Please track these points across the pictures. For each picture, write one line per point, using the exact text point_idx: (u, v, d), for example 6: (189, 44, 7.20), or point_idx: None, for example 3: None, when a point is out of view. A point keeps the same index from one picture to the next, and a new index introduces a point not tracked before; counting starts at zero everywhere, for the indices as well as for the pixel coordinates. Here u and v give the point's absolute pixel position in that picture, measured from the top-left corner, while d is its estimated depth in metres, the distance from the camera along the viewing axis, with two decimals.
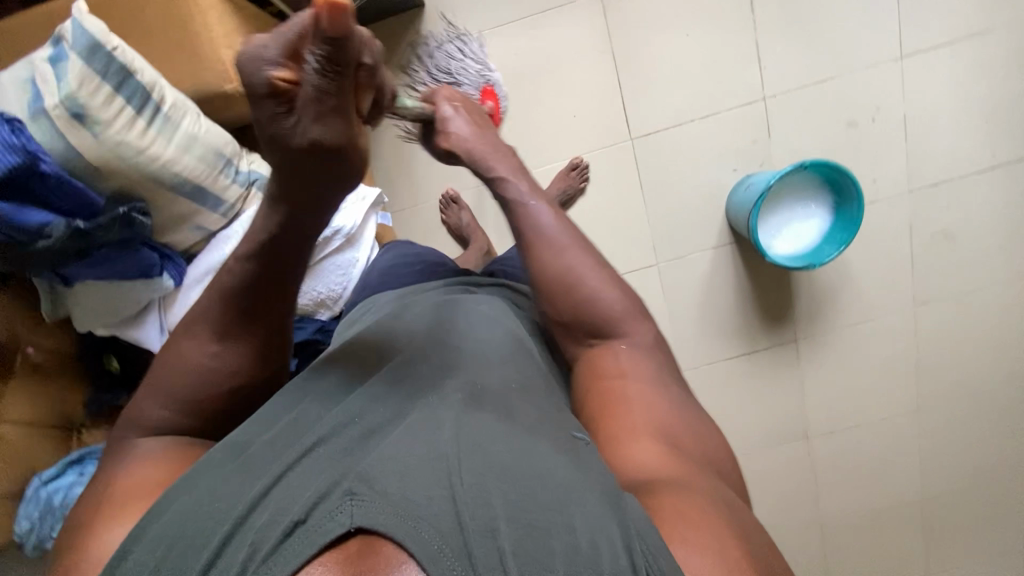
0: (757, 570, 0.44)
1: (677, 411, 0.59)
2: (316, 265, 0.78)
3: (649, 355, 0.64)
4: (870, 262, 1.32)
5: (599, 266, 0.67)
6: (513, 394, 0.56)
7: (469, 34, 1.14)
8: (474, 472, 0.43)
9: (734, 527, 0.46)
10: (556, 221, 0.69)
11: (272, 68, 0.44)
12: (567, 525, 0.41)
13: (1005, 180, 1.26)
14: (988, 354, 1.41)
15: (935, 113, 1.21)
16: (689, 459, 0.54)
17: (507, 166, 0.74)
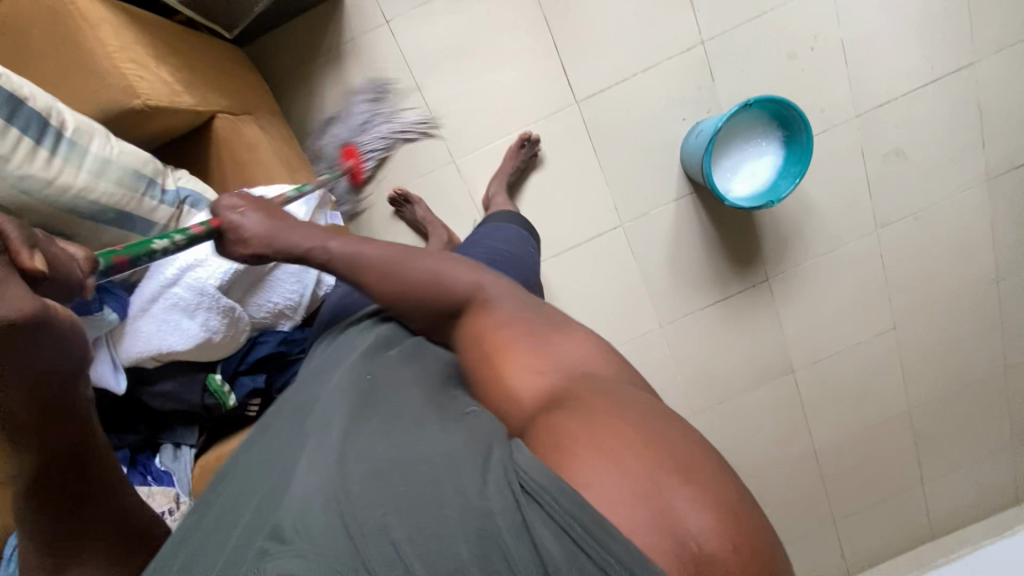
0: (650, 445, 0.48)
1: (559, 342, 0.61)
2: (267, 276, 0.75)
3: (506, 302, 0.66)
4: (829, 192, 1.33)
5: (437, 256, 0.69)
6: (394, 397, 0.58)
7: (394, 17, 1.09)
8: (364, 486, 0.45)
9: (610, 419, 0.50)
10: (383, 248, 0.68)
11: None
12: (456, 494, 0.45)
13: (946, 91, 1.28)
14: (951, 263, 1.44)
15: (870, 36, 1.21)
16: (565, 377, 0.56)
17: (307, 233, 0.68)
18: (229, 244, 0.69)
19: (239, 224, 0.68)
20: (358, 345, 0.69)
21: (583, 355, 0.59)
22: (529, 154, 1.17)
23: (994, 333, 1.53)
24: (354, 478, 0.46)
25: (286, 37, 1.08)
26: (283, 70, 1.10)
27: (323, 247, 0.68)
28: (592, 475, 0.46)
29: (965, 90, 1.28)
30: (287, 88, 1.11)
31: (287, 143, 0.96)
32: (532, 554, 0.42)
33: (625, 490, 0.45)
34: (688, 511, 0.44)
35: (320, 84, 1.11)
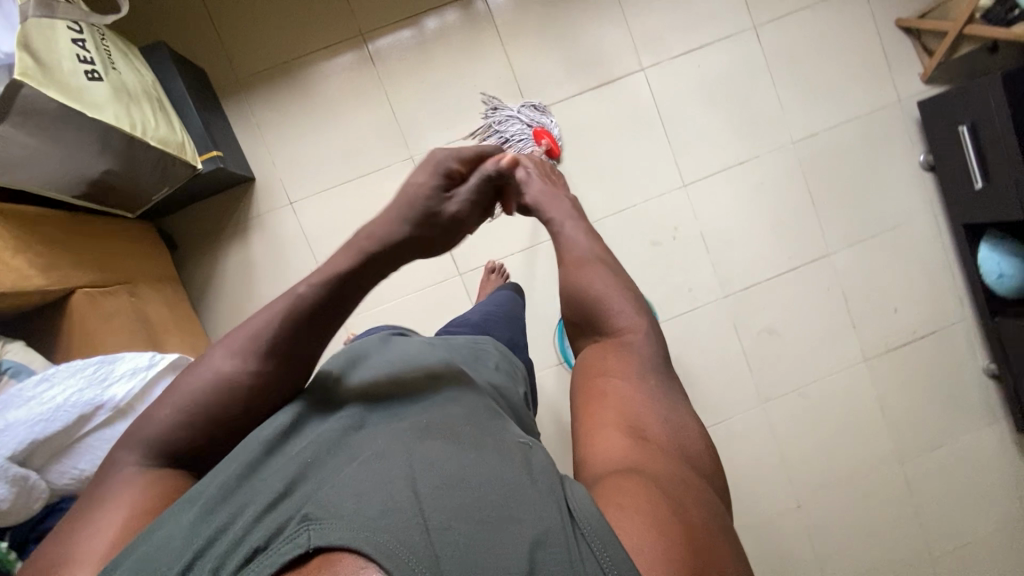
0: (694, 535, 0.43)
1: (672, 419, 0.54)
2: (77, 443, 0.78)
3: (648, 353, 0.60)
4: (709, 364, 1.38)
5: (611, 280, 0.64)
6: (471, 404, 0.55)
7: (298, 198, 1.26)
8: (434, 480, 0.43)
9: (682, 512, 0.44)
10: (590, 243, 0.68)
11: (443, 185, 0.62)
12: (520, 518, 0.41)
13: (807, 277, 1.39)
14: (848, 439, 1.43)
15: (725, 228, 1.35)
16: (661, 448, 0.51)
17: (560, 209, 0.72)
18: (503, 190, 0.76)
19: (523, 177, 0.73)
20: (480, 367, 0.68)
21: (687, 444, 0.52)
22: (501, 281, 1.24)
23: (911, 519, 1.45)
24: (424, 472, 0.43)
25: (199, 214, 1.24)
26: (193, 241, 1.24)
27: (564, 223, 0.70)
28: (631, 539, 0.41)
29: (826, 276, 1.40)
30: (193, 255, 1.23)
31: (164, 309, 1.04)
32: None
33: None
34: None
35: (224, 251, 1.24)
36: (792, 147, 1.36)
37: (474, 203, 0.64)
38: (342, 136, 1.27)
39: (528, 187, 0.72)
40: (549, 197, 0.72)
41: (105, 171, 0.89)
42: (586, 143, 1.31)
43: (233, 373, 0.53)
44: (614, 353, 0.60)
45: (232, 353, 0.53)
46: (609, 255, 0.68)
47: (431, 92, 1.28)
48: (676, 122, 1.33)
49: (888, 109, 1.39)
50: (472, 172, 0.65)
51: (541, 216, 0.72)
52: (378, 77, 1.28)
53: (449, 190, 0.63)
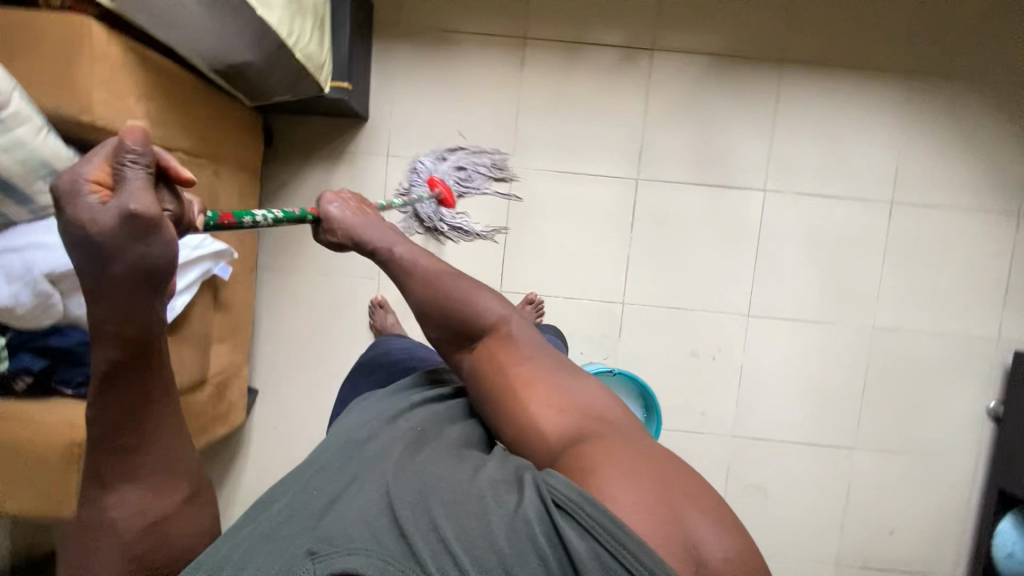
0: (652, 467, 0.54)
1: (581, 382, 0.62)
2: None
3: (527, 337, 0.66)
4: None
5: (498, 296, 0.69)
6: (427, 437, 0.61)
7: (395, 153, 1.28)
8: (414, 507, 0.49)
9: (630, 451, 0.55)
10: (429, 259, 0.72)
11: (84, 193, 0.40)
12: (494, 506, 0.49)
13: (819, 458, 1.33)
14: None
15: (765, 373, 1.31)
16: (583, 409, 0.60)
17: (390, 238, 0.77)
18: (325, 234, 0.81)
19: (334, 223, 0.80)
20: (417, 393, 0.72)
21: (596, 400, 0.61)
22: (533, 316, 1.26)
23: None
24: (404, 496, 0.50)
25: (304, 124, 1.28)
26: (288, 145, 1.28)
27: (389, 246, 0.75)
28: (616, 487, 0.51)
29: (838, 466, 1.33)
30: (282, 157, 1.27)
31: (231, 197, 1.09)
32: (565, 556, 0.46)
33: (646, 505, 0.50)
34: (693, 522, 0.50)
35: (309, 168, 1.28)
36: (868, 331, 1.31)
37: (142, 233, 0.40)
38: (460, 118, 1.29)
39: (340, 223, 0.80)
40: (367, 225, 0.78)
41: (245, 62, 0.92)
42: (676, 231, 1.29)
43: (116, 492, 0.46)
44: (501, 347, 0.65)
45: (90, 482, 0.46)
46: (448, 261, 0.73)
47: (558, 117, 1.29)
48: (769, 254, 1.29)
49: (982, 341, 1.31)
50: (121, 165, 0.41)
51: (368, 246, 0.77)
52: (518, 81, 1.29)
53: (99, 198, 0.40)
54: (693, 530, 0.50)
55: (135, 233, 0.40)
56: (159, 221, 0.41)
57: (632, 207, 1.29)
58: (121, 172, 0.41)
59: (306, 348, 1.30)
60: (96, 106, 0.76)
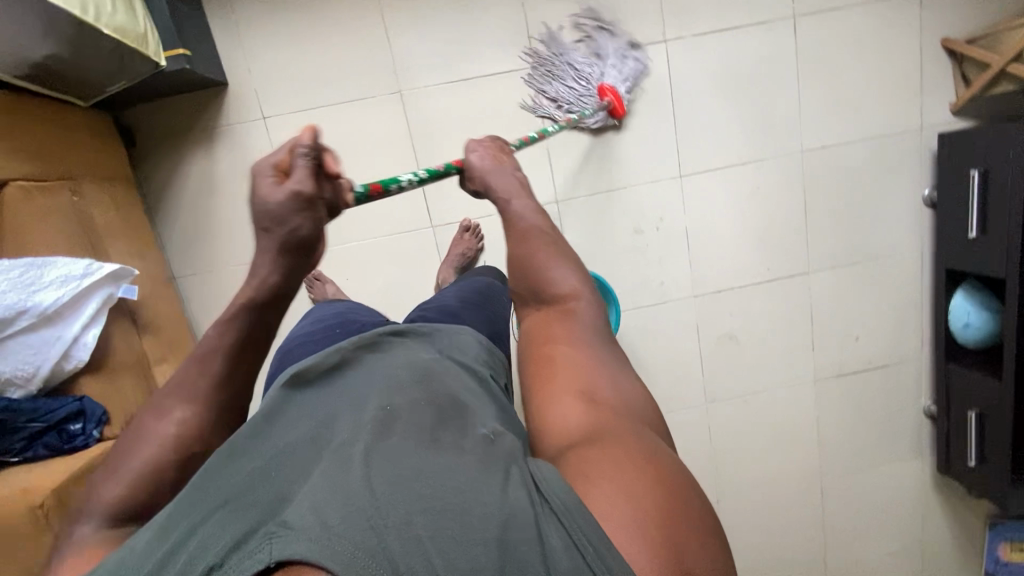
0: (660, 474, 0.47)
1: (606, 368, 0.59)
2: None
3: (586, 317, 0.65)
4: (662, 358, 1.38)
5: (570, 264, 0.70)
6: (419, 409, 0.54)
7: (273, 114, 1.17)
8: (395, 487, 0.42)
9: (641, 455, 0.48)
10: (539, 216, 0.75)
11: (268, 187, 0.53)
12: (482, 497, 0.42)
13: (780, 291, 1.37)
14: (777, 450, 1.49)
15: (711, 228, 1.31)
16: (608, 404, 0.55)
17: (508, 182, 0.78)
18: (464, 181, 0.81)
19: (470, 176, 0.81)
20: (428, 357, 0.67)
21: (621, 390, 0.57)
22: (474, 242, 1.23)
23: (818, 528, 1.55)
24: (385, 479, 0.43)
25: (163, 111, 1.15)
26: (154, 138, 1.15)
27: (509, 199, 0.77)
28: (608, 492, 0.44)
29: (798, 293, 1.38)
30: (153, 154, 1.16)
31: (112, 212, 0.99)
32: (542, 561, 0.40)
33: (640, 516, 0.43)
34: (693, 562, 0.42)
35: (186, 156, 1.16)
36: (799, 156, 1.30)
37: (309, 206, 0.54)
38: (329, 53, 1.16)
39: (477, 171, 0.80)
40: (496, 174, 0.78)
41: (46, 56, 0.80)
42: (588, 111, 1.23)
43: (181, 420, 0.55)
44: (558, 320, 0.65)
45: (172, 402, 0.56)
46: (555, 235, 0.74)
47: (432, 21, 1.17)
48: (687, 106, 1.24)
49: (908, 134, 1.31)
50: (292, 158, 0.54)
51: (501, 197, 0.77)
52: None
53: (277, 182, 0.53)
54: (688, 566, 0.42)
55: (296, 203, 0.53)
56: (292, 210, 0.53)
57: (537, 99, 1.21)
58: (296, 160, 0.54)
59: (257, 342, 1.26)
60: None
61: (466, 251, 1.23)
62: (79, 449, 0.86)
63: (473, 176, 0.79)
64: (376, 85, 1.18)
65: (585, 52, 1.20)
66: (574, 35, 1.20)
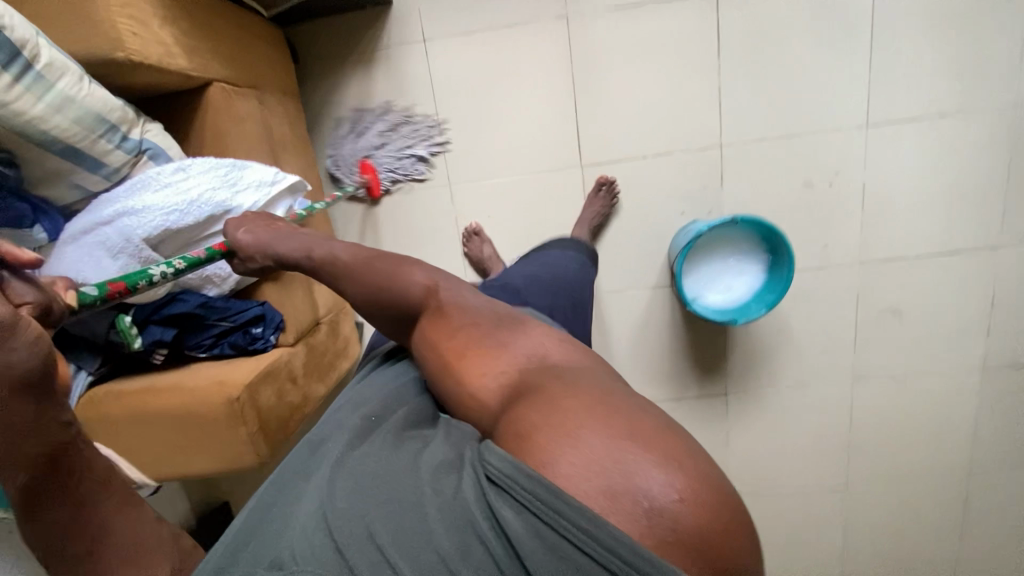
0: (607, 405, 0.48)
1: (520, 335, 0.59)
2: (200, 243, 0.78)
3: (470, 301, 0.63)
4: (811, 328, 1.28)
5: (436, 271, 0.65)
6: (375, 438, 0.58)
7: (433, 37, 1.13)
8: (349, 519, 0.47)
9: (570, 390, 0.51)
10: (349, 251, 0.67)
11: None
12: (433, 497, 0.48)
13: (960, 267, 1.22)
14: (925, 442, 1.36)
15: (891, 189, 1.18)
16: (523, 355, 0.58)
17: (292, 240, 0.70)
18: (239, 254, 0.75)
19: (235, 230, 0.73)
20: (363, 383, 0.71)
21: (544, 346, 0.58)
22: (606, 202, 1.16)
23: (959, 529, 1.41)
24: (339, 510, 0.48)
25: (328, 31, 1.13)
26: (318, 60, 1.15)
27: (326, 244, 0.68)
28: (553, 444, 0.45)
29: (982, 271, 1.22)
30: (316, 76, 1.16)
31: (287, 126, 1.00)
32: (501, 537, 0.44)
33: (587, 447, 0.44)
34: (634, 458, 0.43)
35: (346, 79, 1.15)
36: (1012, 112, 1.12)
37: None
38: None
39: (251, 235, 0.73)
40: (279, 237, 0.70)
41: None
42: (769, 47, 1.11)
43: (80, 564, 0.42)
44: (439, 325, 0.62)
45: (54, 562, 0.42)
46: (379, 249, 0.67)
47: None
48: (884, 47, 1.10)
49: None
50: None
51: (288, 257, 0.70)
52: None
53: None
54: (630, 470, 0.42)
55: None
56: None
57: (716, 31, 1.11)
58: None
59: None
60: (125, 36, 0.68)
61: (599, 210, 1.17)
62: (258, 352, 0.88)
63: (247, 250, 0.72)
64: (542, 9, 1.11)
65: (381, 126, 1.15)
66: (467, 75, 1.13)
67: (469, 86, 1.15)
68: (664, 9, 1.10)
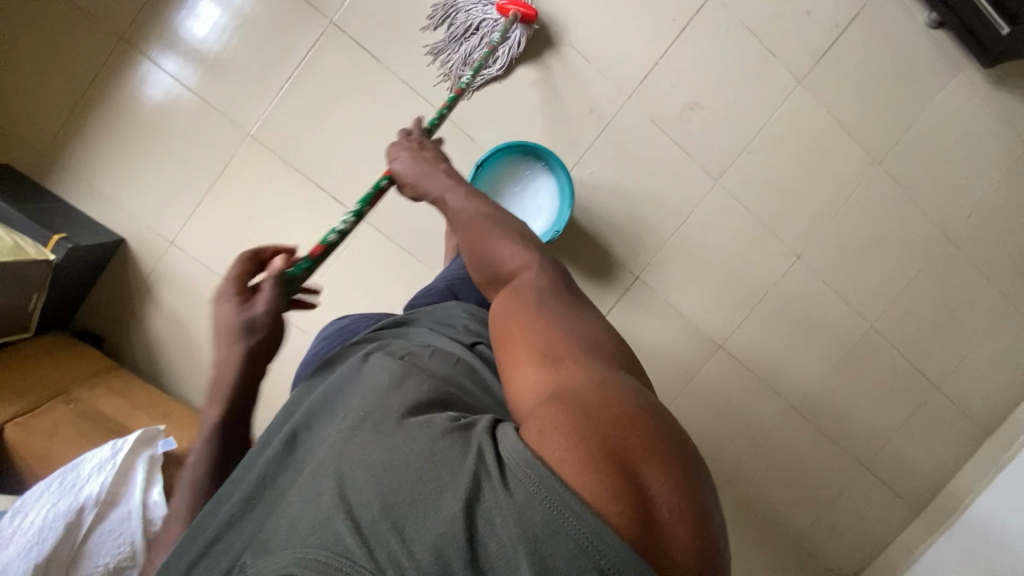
0: (623, 415, 0.49)
1: (559, 310, 0.64)
2: (84, 545, 0.83)
3: (530, 284, 0.68)
4: (647, 171, 1.28)
5: (501, 229, 0.74)
6: (384, 389, 0.55)
7: (175, 235, 1.19)
8: (353, 485, 0.46)
9: (606, 399, 0.50)
10: (473, 202, 0.76)
11: None
12: (446, 476, 0.45)
13: (701, 31, 1.25)
14: (821, 170, 1.34)
15: (593, 28, 1.22)
16: (566, 360, 0.57)
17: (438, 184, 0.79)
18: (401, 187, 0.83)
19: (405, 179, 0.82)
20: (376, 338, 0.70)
21: (589, 336, 0.61)
22: None
23: (915, 208, 1.39)
24: (350, 480, 0.46)
25: (104, 300, 1.21)
26: (115, 326, 1.21)
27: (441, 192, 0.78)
28: (563, 449, 0.45)
29: (720, 19, 1.25)
30: (124, 338, 1.21)
31: (115, 398, 1.07)
32: (522, 537, 0.42)
33: (585, 456, 0.44)
34: (650, 489, 0.45)
35: (145, 320, 1.21)
36: None
37: None
38: (174, 151, 1.17)
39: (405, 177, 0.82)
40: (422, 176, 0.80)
41: None
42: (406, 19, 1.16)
43: None
44: (517, 295, 0.67)
45: None
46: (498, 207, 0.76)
47: (222, 53, 1.15)
48: None
49: None
50: None
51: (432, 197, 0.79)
52: (164, 67, 1.14)
53: None
54: (644, 496, 0.44)
55: None
56: None
57: (360, 44, 1.16)
58: None
59: None
60: None
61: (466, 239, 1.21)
62: None
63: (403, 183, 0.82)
64: (232, 140, 1.18)
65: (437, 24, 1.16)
66: (226, 238, 1.20)
67: (232, 243, 1.20)
68: (310, 64, 1.16)
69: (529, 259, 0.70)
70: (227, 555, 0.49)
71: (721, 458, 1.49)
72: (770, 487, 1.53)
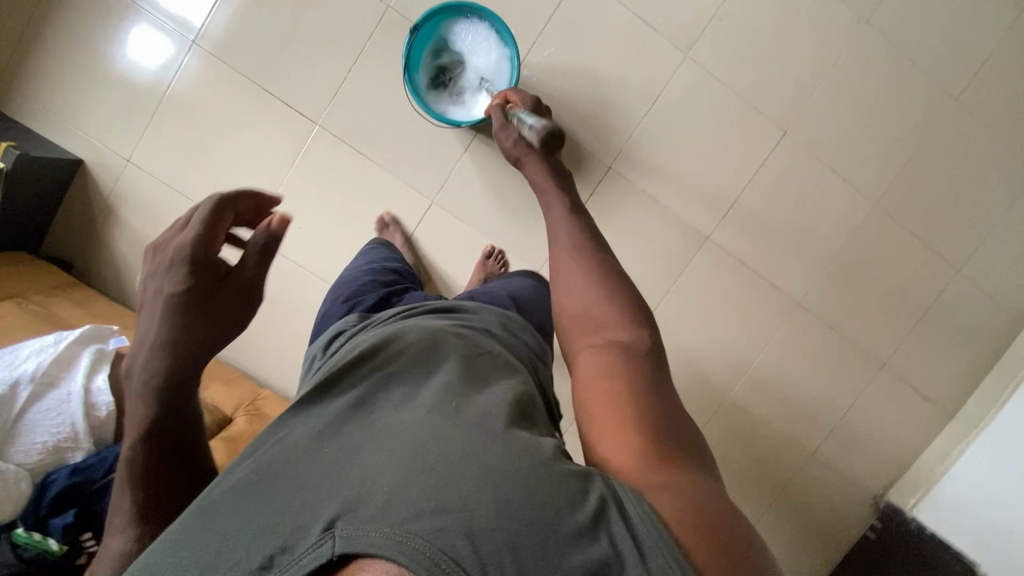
0: (745, 562, 0.43)
1: (653, 391, 0.55)
2: (22, 423, 0.82)
3: (624, 361, 0.57)
4: (607, 50, 1.22)
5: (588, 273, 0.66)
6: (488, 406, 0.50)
7: (131, 152, 1.19)
8: (476, 486, 0.40)
9: (715, 526, 0.44)
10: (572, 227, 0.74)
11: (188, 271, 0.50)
12: (568, 512, 0.40)
13: None
14: (800, 33, 1.23)
15: None
16: (669, 453, 0.50)
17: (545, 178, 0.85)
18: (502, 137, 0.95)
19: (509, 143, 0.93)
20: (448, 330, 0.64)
21: (681, 423, 0.54)
22: (497, 265, 1.22)
23: (912, 70, 1.27)
24: (464, 479, 0.40)
25: (66, 222, 1.21)
26: (81, 249, 1.22)
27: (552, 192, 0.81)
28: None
29: None
30: (91, 259, 1.23)
31: (70, 304, 1.07)
32: None
33: None
34: None
35: (110, 239, 1.22)
36: None
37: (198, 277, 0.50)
38: (121, 68, 1.17)
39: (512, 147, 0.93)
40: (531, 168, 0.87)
41: None
42: None
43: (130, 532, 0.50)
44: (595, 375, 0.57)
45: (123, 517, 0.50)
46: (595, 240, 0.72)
47: (163, 8, 1.15)
48: None
49: None
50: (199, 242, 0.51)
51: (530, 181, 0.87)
52: (139, 20, 1.15)
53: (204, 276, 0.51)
54: None
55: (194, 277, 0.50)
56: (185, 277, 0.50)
57: None
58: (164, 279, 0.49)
59: (289, 331, 1.26)
60: None
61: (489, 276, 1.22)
62: None
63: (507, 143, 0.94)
64: (159, 90, 1.17)
65: None
66: (180, 151, 1.19)
67: (187, 157, 1.19)
68: None
69: (627, 327, 0.60)
70: (290, 495, 0.42)
71: (721, 364, 1.38)
72: (779, 396, 1.41)
